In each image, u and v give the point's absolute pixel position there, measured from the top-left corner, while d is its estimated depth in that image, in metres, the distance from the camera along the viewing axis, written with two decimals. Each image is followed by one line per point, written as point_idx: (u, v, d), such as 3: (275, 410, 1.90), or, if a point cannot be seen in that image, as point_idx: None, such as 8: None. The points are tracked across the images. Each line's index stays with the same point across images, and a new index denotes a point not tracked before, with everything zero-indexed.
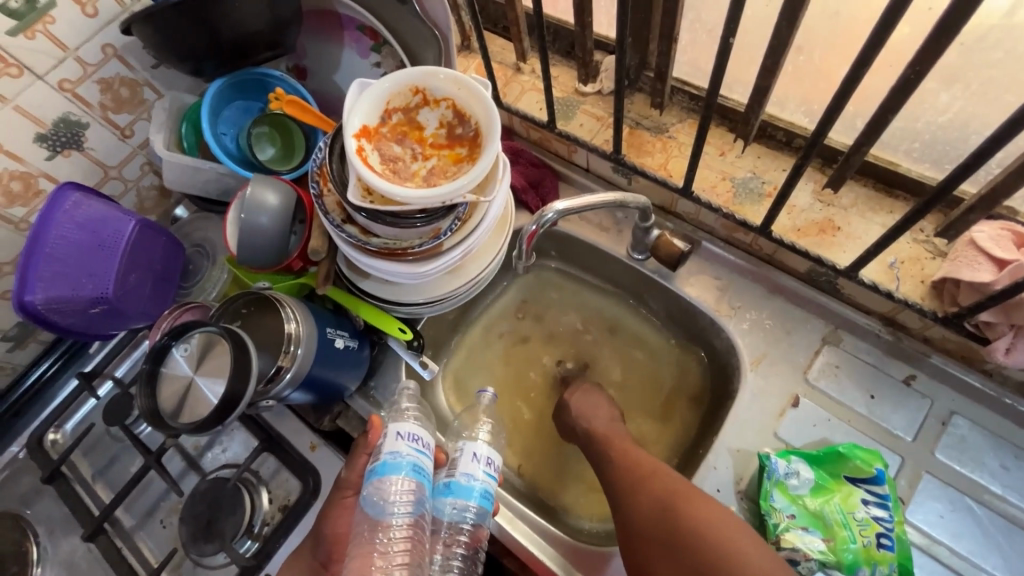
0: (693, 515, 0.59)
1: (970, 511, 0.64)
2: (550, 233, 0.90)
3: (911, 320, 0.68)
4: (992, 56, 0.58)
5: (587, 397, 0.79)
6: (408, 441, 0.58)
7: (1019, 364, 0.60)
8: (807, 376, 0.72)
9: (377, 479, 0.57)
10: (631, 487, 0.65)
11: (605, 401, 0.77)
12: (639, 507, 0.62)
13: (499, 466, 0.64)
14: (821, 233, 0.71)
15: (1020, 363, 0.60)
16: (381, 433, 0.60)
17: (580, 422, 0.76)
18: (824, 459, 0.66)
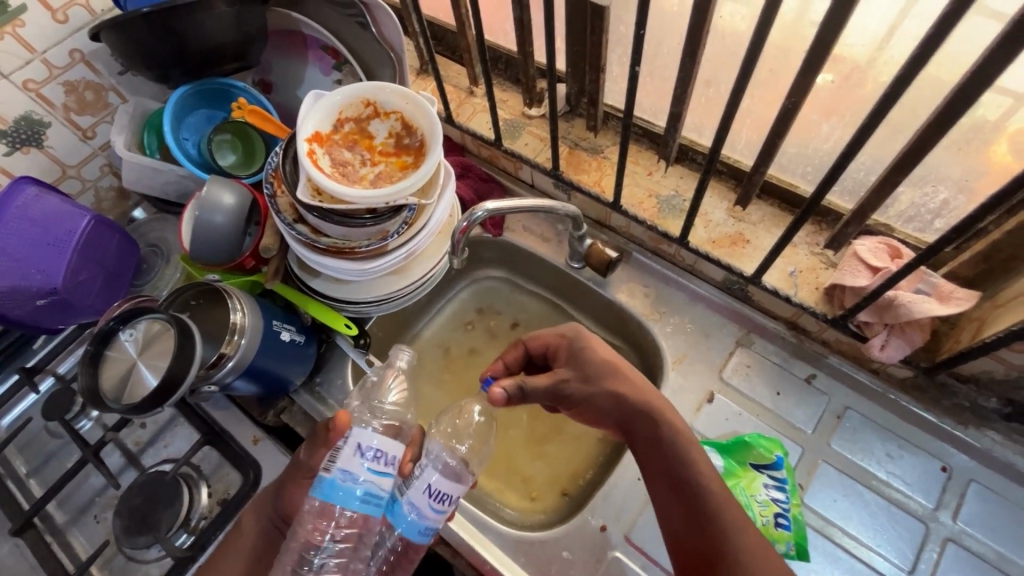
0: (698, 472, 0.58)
1: (859, 494, 0.71)
2: (496, 242, 0.96)
3: (810, 324, 0.76)
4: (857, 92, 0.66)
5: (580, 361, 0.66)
6: (367, 463, 0.54)
7: (892, 360, 0.69)
8: (722, 374, 0.79)
9: (322, 496, 0.53)
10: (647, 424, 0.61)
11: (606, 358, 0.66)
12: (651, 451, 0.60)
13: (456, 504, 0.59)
14: (732, 245, 0.79)
15: (893, 358, 0.69)
16: (342, 440, 0.56)
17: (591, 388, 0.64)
18: (732, 448, 0.72)
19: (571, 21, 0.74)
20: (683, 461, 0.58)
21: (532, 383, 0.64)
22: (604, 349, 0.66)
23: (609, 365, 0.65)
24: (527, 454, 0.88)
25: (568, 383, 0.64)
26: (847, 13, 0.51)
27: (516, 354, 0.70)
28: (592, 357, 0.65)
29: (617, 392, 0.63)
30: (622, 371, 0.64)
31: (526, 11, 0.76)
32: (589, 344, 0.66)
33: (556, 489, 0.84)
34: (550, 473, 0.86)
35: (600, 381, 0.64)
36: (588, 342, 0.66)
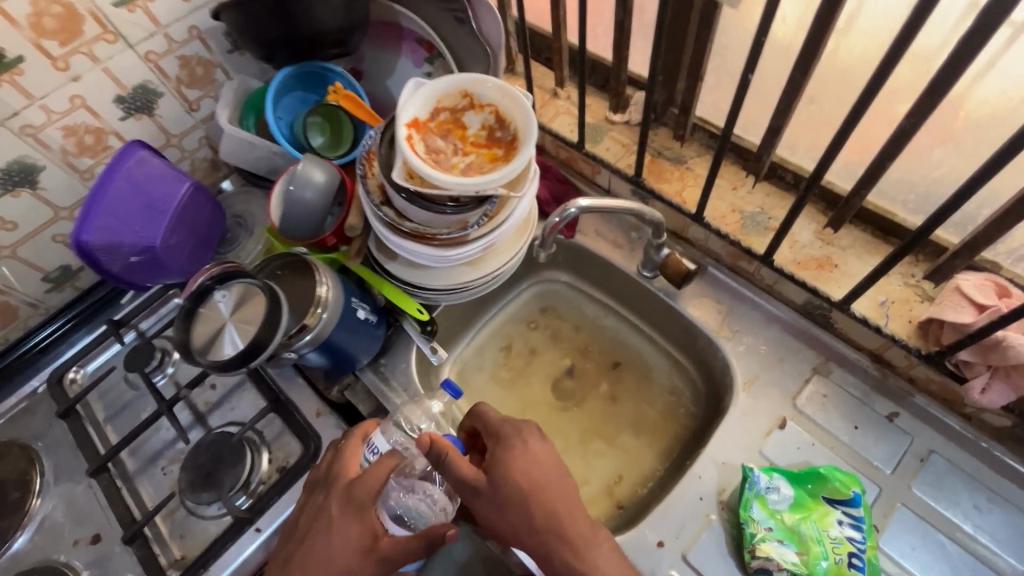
0: None
1: (942, 546, 0.66)
2: (568, 245, 0.96)
3: (898, 358, 0.72)
4: (977, 120, 0.62)
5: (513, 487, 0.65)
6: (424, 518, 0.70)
7: (994, 405, 0.65)
8: (796, 401, 0.76)
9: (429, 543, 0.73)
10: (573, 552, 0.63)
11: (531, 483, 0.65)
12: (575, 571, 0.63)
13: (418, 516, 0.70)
14: (819, 268, 0.76)
15: (995, 404, 0.65)
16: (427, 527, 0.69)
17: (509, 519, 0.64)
18: (805, 479, 0.69)
19: (674, 28, 0.74)
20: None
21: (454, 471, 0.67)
22: (524, 477, 0.66)
23: (532, 481, 0.66)
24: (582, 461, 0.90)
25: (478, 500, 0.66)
26: (997, 23, 0.48)
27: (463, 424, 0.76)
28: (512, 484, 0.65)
29: (533, 524, 0.64)
30: (537, 498, 0.65)
31: (629, 16, 0.76)
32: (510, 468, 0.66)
33: (610, 500, 0.86)
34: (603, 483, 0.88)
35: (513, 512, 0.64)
36: (510, 461, 0.66)
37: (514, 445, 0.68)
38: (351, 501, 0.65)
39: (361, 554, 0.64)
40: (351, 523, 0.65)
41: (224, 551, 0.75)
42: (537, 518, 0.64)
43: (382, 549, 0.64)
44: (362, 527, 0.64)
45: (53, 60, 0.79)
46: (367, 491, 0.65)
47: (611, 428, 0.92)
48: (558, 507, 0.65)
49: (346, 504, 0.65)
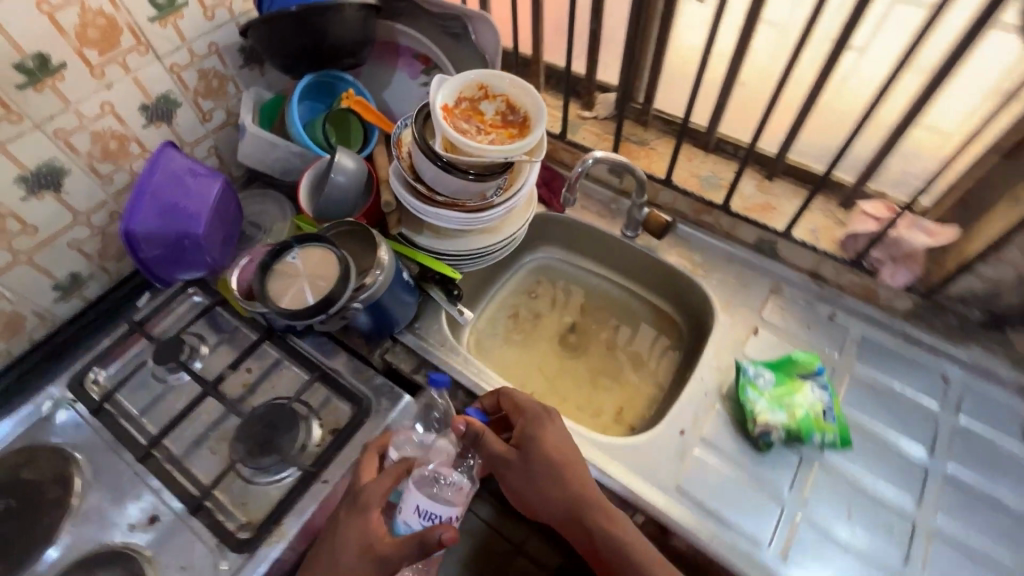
0: (630, 556, 0.70)
1: (884, 400, 0.86)
2: (558, 220, 1.13)
3: (828, 270, 0.95)
4: None
5: (546, 455, 0.76)
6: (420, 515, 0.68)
7: (900, 285, 0.90)
8: (762, 314, 0.96)
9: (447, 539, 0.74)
10: (603, 513, 0.72)
11: (562, 442, 0.78)
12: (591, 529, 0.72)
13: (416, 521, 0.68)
14: (763, 210, 0.99)
15: (899, 284, 0.89)
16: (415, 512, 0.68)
17: (535, 484, 0.76)
18: (782, 365, 0.87)
19: (635, 33, 0.96)
20: (614, 543, 0.71)
21: (486, 438, 0.79)
22: (555, 447, 0.77)
23: (560, 452, 0.76)
24: (597, 396, 1.02)
25: (509, 464, 0.78)
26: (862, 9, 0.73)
27: (493, 400, 0.84)
28: (535, 449, 0.77)
29: (557, 490, 0.74)
30: (557, 463, 0.76)
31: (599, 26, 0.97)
32: (539, 436, 0.77)
33: (624, 425, 0.98)
34: (618, 410, 1.00)
35: (535, 475, 0.76)
36: (541, 432, 0.78)
37: (541, 429, 0.78)
38: (355, 504, 0.71)
39: (360, 552, 0.67)
40: (352, 525, 0.69)
41: (295, 505, 0.78)
42: (562, 484, 0.74)
43: (381, 549, 0.67)
44: (362, 527, 0.69)
45: (91, 67, 0.84)
46: (369, 494, 0.71)
47: (616, 367, 1.06)
48: (580, 471, 0.76)
49: (351, 508, 0.71)
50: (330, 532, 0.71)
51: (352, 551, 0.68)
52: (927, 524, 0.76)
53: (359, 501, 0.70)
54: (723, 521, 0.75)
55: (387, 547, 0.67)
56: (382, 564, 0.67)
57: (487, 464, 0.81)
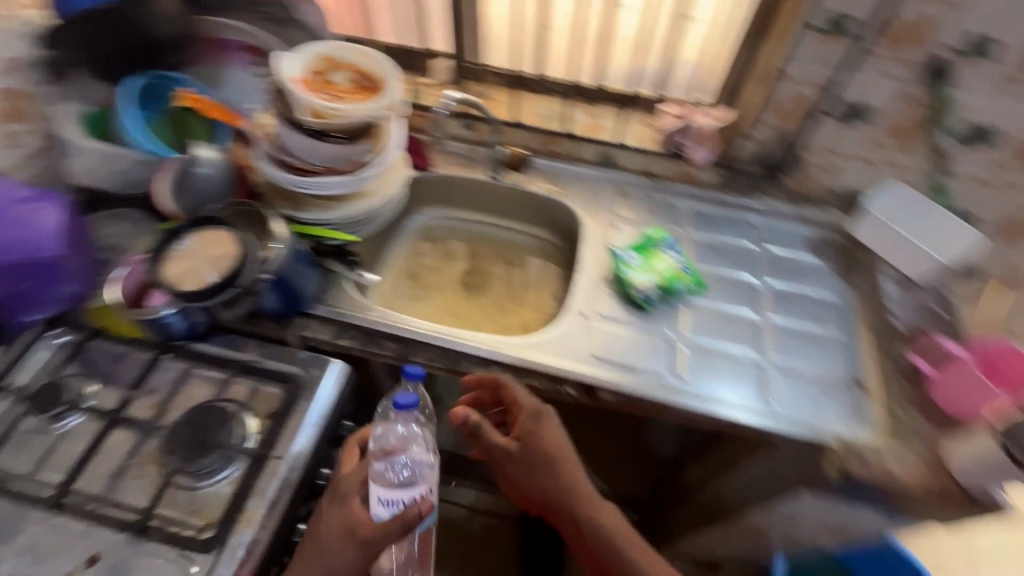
0: (608, 537, 0.82)
1: (718, 250, 1.10)
2: (428, 181, 1.21)
3: (655, 166, 1.17)
4: None
5: (550, 437, 0.86)
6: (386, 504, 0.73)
7: (702, 157, 1.11)
8: (617, 213, 1.15)
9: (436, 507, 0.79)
10: (591, 506, 0.83)
11: (556, 438, 0.86)
12: (573, 521, 0.83)
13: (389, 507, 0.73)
14: (595, 130, 1.18)
15: (702, 157, 1.11)
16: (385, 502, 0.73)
17: (531, 483, 0.85)
18: (642, 243, 1.06)
19: None
20: (596, 526, 0.82)
21: (483, 427, 0.86)
22: (551, 442, 0.85)
23: (557, 449, 0.85)
24: (506, 321, 1.14)
25: (507, 452, 0.86)
26: None
27: (485, 391, 0.92)
28: (533, 449, 0.85)
29: (546, 484, 0.84)
30: (554, 458, 0.85)
31: None
32: (542, 434, 0.86)
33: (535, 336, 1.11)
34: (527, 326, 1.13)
35: (533, 471, 0.85)
36: (544, 427, 0.86)
37: (539, 427, 0.86)
38: (336, 493, 0.77)
39: (344, 538, 0.73)
40: (332, 514, 0.75)
41: (254, 488, 0.78)
42: (552, 475, 0.84)
43: (360, 534, 0.72)
44: (341, 516, 0.75)
45: None
46: (347, 485, 0.78)
47: (515, 293, 1.19)
48: (568, 468, 0.85)
49: (332, 497, 0.77)
50: (314, 524, 0.76)
51: (334, 538, 0.73)
52: (767, 323, 1.00)
53: (338, 493, 0.77)
54: (629, 368, 0.92)
55: (368, 530, 0.72)
56: (364, 549, 0.72)
57: (485, 449, 0.88)
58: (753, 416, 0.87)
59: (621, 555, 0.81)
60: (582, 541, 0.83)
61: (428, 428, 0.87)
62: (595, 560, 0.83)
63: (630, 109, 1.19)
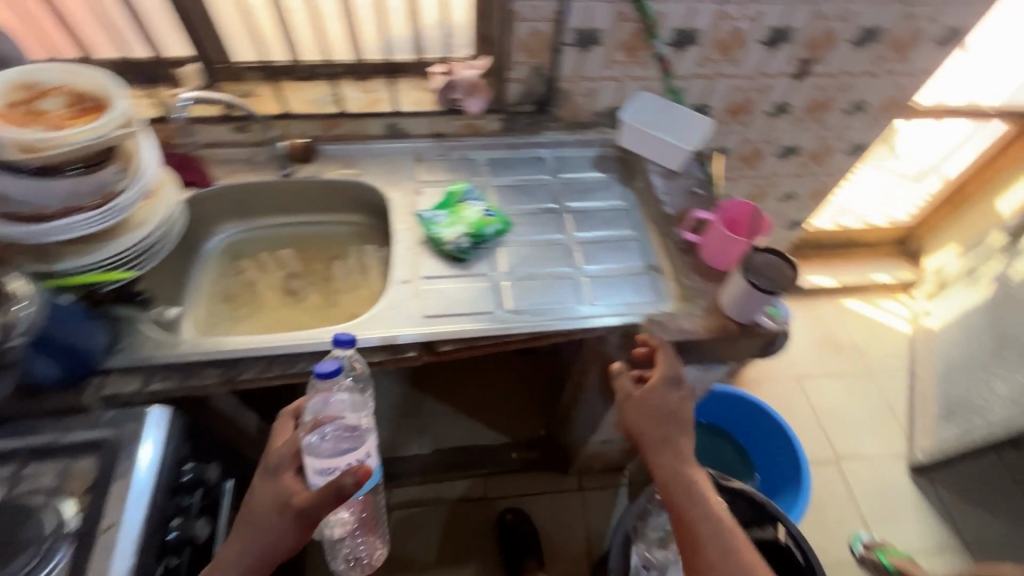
0: (707, 513, 0.81)
1: (516, 189, 1.19)
2: (214, 195, 1.13)
3: (442, 125, 1.20)
4: None
5: (663, 395, 0.90)
6: (323, 470, 0.77)
7: (478, 108, 1.17)
8: (418, 179, 1.17)
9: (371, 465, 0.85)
10: (688, 467, 0.86)
11: (681, 398, 0.91)
12: (677, 481, 0.84)
13: (323, 471, 0.77)
14: (373, 104, 1.17)
15: (477, 107, 1.16)
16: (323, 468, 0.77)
17: (641, 421, 0.89)
18: (446, 200, 1.10)
19: None
20: (707, 516, 0.81)
21: (624, 379, 0.95)
22: (670, 401, 0.90)
23: (665, 415, 0.89)
24: (342, 310, 1.13)
25: (649, 393, 0.90)
26: None
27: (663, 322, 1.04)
28: (667, 403, 0.90)
29: (659, 431, 0.88)
30: (676, 414, 0.89)
31: None
32: (676, 387, 0.91)
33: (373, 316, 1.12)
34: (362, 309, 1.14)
35: (649, 413, 0.89)
36: (675, 385, 0.91)
37: (672, 391, 0.90)
38: (269, 469, 0.80)
39: (279, 509, 0.77)
40: (267, 487, 0.79)
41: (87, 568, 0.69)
42: (674, 436, 0.88)
43: (297, 505, 0.76)
44: (275, 490, 0.78)
45: None
46: (277, 461, 0.81)
47: (343, 283, 1.18)
48: (680, 432, 0.88)
49: (265, 472, 0.80)
50: (245, 502, 0.80)
51: (266, 511, 0.77)
52: (571, 240, 1.11)
53: (271, 467, 0.80)
54: (454, 316, 0.98)
55: (302, 501, 0.76)
56: (299, 517, 0.76)
57: (624, 399, 0.92)
58: (568, 322, 0.99)
59: (716, 540, 0.78)
60: (683, 520, 0.81)
61: (358, 392, 0.91)
62: (687, 529, 0.80)
63: (402, 77, 1.21)
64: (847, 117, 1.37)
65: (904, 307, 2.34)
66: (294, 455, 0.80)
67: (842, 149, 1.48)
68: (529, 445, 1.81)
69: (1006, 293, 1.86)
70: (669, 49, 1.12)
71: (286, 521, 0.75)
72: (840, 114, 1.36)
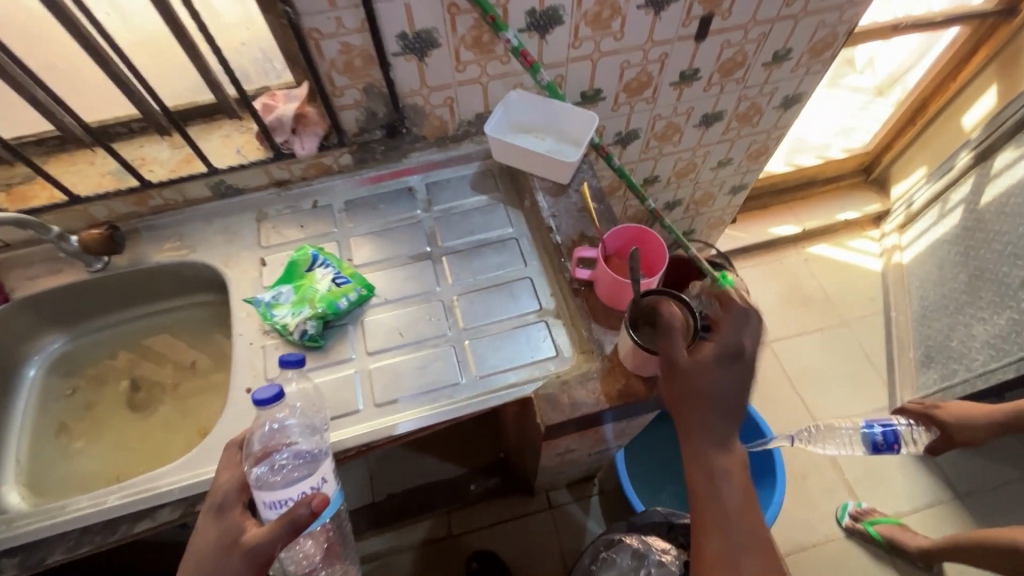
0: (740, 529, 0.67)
1: (384, 235, 0.98)
2: (9, 316, 0.92)
3: (281, 173, 0.99)
4: (131, 17, 0.85)
5: (716, 376, 0.69)
6: (274, 504, 0.64)
7: (312, 150, 0.96)
8: (261, 245, 0.97)
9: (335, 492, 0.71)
10: (736, 474, 0.69)
11: (733, 385, 0.70)
12: (717, 488, 0.68)
13: (279, 500, 0.64)
14: (187, 163, 0.96)
15: (311, 149, 0.96)
16: (274, 498, 0.64)
17: (684, 396, 0.70)
18: (290, 272, 0.91)
19: None
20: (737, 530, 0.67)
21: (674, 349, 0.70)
22: (715, 385, 0.69)
23: (718, 397, 0.69)
24: (188, 414, 0.96)
25: (683, 370, 0.69)
26: None
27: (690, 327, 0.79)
28: (709, 375, 0.69)
29: (704, 416, 0.69)
30: (725, 395, 0.69)
31: None
32: (724, 367, 0.69)
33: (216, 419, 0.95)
34: (210, 409, 0.96)
35: (698, 396, 0.69)
36: (724, 363, 0.69)
37: (728, 368, 0.69)
38: (215, 507, 0.66)
39: (226, 550, 0.62)
40: (208, 528, 0.65)
41: None
42: (713, 427, 0.70)
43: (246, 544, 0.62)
44: (221, 529, 0.64)
45: None
46: (221, 497, 0.66)
47: (194, 381, 0.99)
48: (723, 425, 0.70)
49: (210, 510, 0.66)
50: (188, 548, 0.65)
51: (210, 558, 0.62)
52: (452, 293, 0.92)
53: (215, 506, 0.66)
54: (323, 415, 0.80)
55: (251, 540, 0.62)
56: (251, 557, 0.62)
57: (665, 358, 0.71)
58: (446, 406, 0.81)
59: (743, 558, 0.66)
60: (715, 528, 0.67)
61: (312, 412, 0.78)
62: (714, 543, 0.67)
63: (221, 123, 0.99)
64: (769, 71, 1.15)
65: (873, 243, 2.17)
66: (242, 489, 0.67)
67: (772, 106, 1.26)
68: (488, 473, 1.64)
69: (976, 223, 1.69)
70: (528, 36, 0.89)
71: (241, 564, 0.62)
72: (760, 70, 1.14)
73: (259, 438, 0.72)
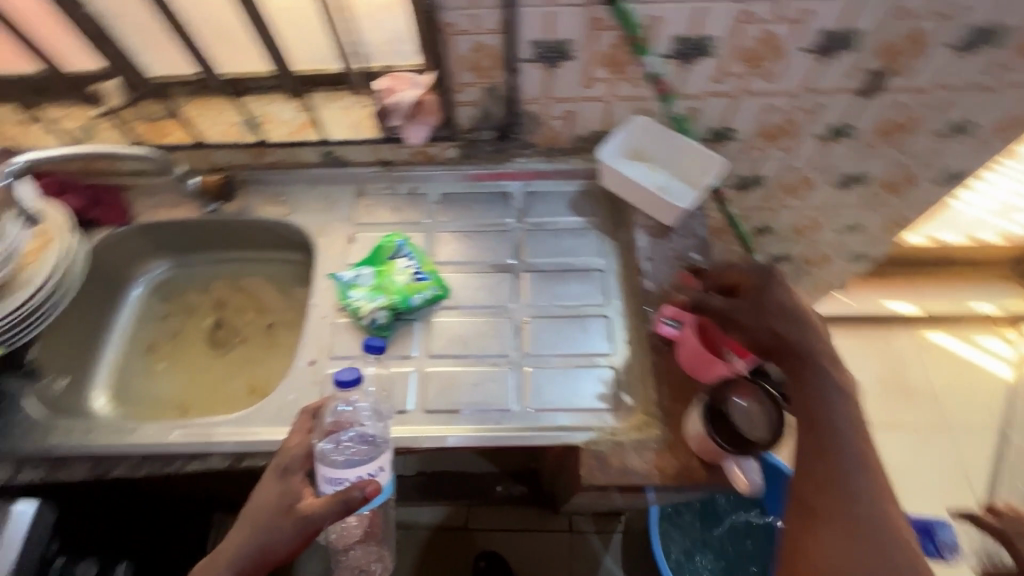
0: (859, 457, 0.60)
1: (470, 236, 0.96)
2: (134, 233, 1.01)
3: (387, 153, 0.99)
4: None
5: (785, 301, 0.70)
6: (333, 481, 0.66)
7: (422, 139, 0.94)
8: (354, 220, 0.98)
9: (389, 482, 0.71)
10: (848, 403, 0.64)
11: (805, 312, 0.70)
12: (826, 412, 0.63)
13: (336, 479, 0.65)
14: (304, 127, 0.98)
15: (421, 138, 0.94)
16: (333, 476, 0.66)
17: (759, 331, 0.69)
18: (374, 256, 0.92)
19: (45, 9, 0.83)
20: (853, 459, 0.60)
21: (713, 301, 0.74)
22: (788, 309, 0.69)
23: (800, 320, 0.68)
24: (254, 367, 1.00)
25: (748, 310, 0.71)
26: None
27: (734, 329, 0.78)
28: (774, 301, 0.70)
29: (793, 337, 0.67)
30: (803, 319, 0.69)
31: None
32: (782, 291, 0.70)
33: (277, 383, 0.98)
34: (273, 370, 1.00)
35: (777, 320, 0.68)
36: (775, 286, 0.71)
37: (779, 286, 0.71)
38: (280, 468, 0.67)
39: (281, 514, 0.63)
40: (270, 487, 0.66)
41: None
42: (809, 348, 0.67)
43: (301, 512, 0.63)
44: (281, 490, 0.65)
45: None
46: (286, 459, 0.67)
47: (268, 335, 1.04)
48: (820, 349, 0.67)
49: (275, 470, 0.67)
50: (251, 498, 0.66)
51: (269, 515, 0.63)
52: (526, 314, 0.88)
53: (281, 467, 0.67)
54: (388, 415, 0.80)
55: (306, 509, 0.62)
56: (304, 526, 0.63)
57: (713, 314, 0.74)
58: (493, 430, 0.79)
59: (862, 488, 0.59)
60: (827, 461, 0.61)
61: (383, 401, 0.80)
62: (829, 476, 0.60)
63: (344, 93, 1.00)
64: (939, 142, 0.99)
65: (1005, 345, 1.86)
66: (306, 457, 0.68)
67: (931, 179, 1.09)
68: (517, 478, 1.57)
69: None
70: (668, 64, 0.82)
71: (290, 531, 0.62)
72: (929, 138, 0.98)
73: (331, 412, 0.75)
